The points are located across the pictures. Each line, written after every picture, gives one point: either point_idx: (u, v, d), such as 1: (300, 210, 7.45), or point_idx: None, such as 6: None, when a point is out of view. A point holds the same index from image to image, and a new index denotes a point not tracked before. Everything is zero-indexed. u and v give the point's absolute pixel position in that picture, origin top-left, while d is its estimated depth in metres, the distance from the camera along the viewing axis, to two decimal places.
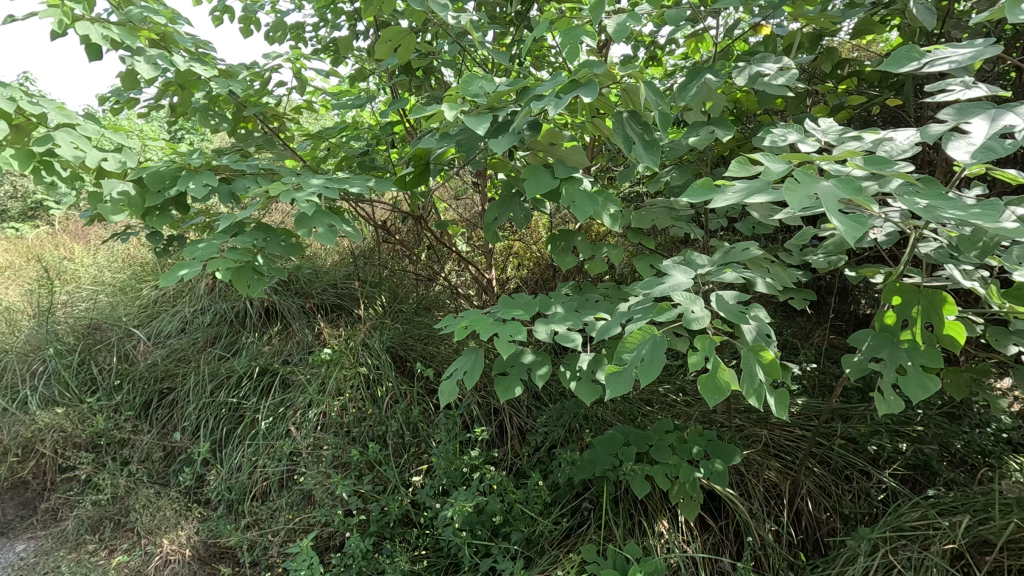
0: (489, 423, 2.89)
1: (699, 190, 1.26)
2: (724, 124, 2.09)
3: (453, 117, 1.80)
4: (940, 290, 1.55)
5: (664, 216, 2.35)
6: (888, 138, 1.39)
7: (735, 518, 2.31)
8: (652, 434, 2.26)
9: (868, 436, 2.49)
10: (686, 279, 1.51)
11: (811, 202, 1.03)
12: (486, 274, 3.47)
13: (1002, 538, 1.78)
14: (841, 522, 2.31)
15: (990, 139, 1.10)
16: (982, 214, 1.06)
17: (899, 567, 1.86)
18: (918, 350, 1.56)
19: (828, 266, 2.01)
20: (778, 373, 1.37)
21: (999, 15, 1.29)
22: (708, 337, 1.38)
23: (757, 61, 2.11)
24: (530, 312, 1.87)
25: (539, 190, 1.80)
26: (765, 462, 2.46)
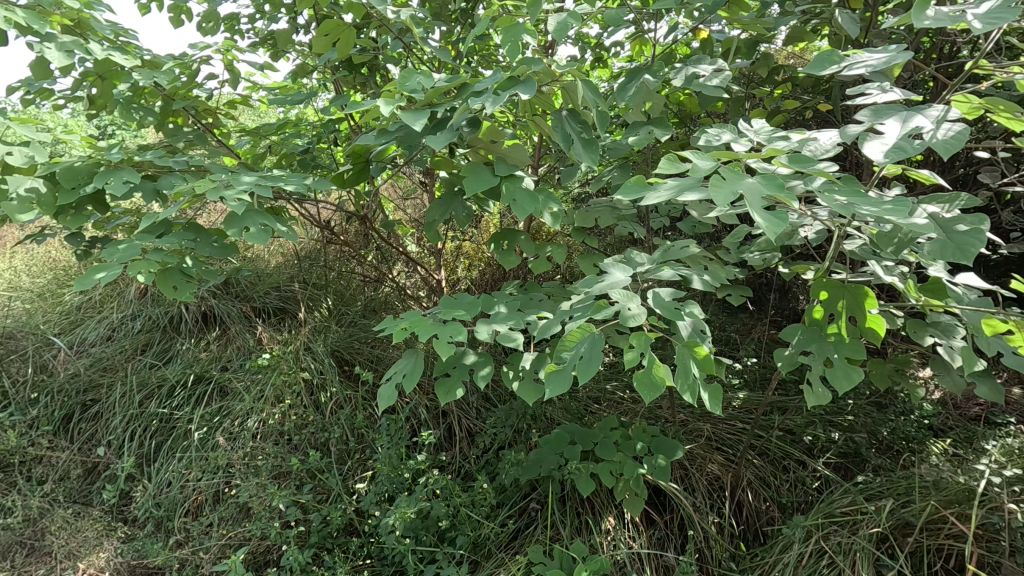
0: (437, 426, 2.85)
1: (632, 187, 1.26)
2: (663, 124, 2.12)
3: (389, 113, 1.76)
4: (862, 285, 1.62)
5: (607, 214, 2.37)
6: (813, 138, 1.43)
7: (679, 512, 2.35)
8: (597, 431, 2.27)
9: (803, 427, 2.59)
10: (625, 278, 1.54)
11: (735, 199, 1.04)
12: (435, 274, 3.43)
13: (921, 519, 1.86)
14: (779, 511, 2.38)
15: (901, 139, 1.14)
16: (894, 210, 1.10)
17: (829, 552, 1.91)
18: (843, 343, 1.63)
19: (763, 262, 2.08)
20: (712, 368, 1.38)
21: (909, 22, 1.35)
22: (644, 334, 1.38)
23: (693, 62, 2.15)
24: (472, 313, 1.84)
25: (479, 188, 1.77)
26: (708, 455, 2.52)
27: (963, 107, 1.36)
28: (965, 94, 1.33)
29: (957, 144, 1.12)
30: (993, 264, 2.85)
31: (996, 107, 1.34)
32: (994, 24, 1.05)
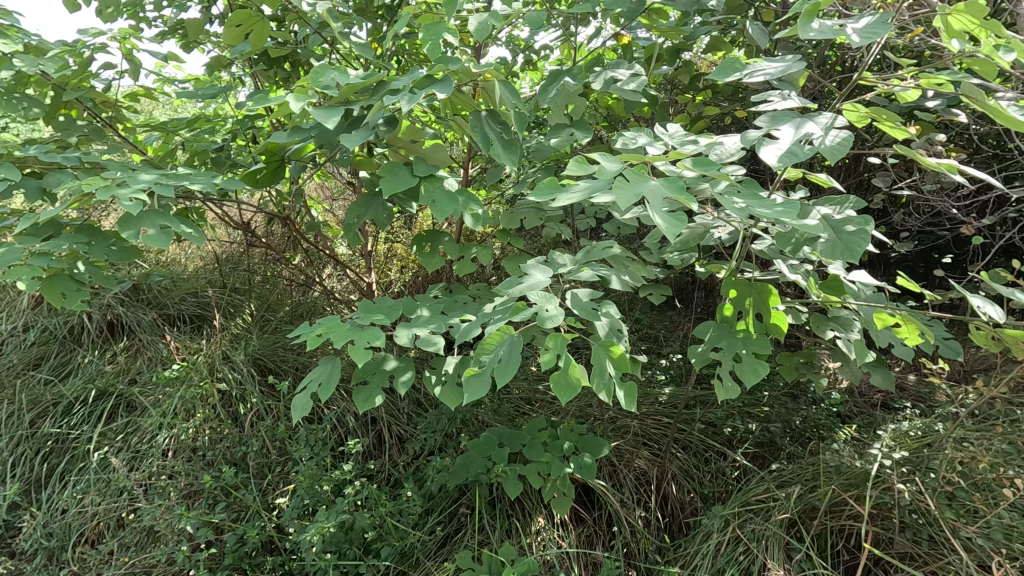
0: (366, 434, 2.76)
1: (545, 189, 1.26)
2: (585, 127, 2.15)
3: (300, 110, 1.68)
4: (767, 283, 1.71)
5: (533, 215, 2.37)
6: (720, 142, 1.47)
7: (607, 508, 2.39)
8: (525, 433, 2.27)
9: (723, 420, 2.70)
10: (544, 279, 1.54)
11: (638, 201, 1.06)
12: (365, 277, 3.32)
13: (825, 502, 1.98)
14: (702, 501, 2.46)
15: (794, 144, 1.20)
16: (786, 212, 1.16)
17: (744, 539, 1.99)
18: (751, 339, 1.71)
19: (682, 262, 2.14)
20: (626, 367, 1.40)
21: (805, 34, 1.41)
22: (561, 335, 1.38)
23: (612, 67, 2.19)
24: (392, 317, 1.79)
25: (396, 189, 1.72)
26: (635, 451, 2.58)
27: (852, 116, 1.46)
28: (854, 103, 1.42)
29: (842, 150, 1.20)
30: (891, 261, 3.08)
31: (880, 117, 1.45)
32: (871, 38, 1.12)
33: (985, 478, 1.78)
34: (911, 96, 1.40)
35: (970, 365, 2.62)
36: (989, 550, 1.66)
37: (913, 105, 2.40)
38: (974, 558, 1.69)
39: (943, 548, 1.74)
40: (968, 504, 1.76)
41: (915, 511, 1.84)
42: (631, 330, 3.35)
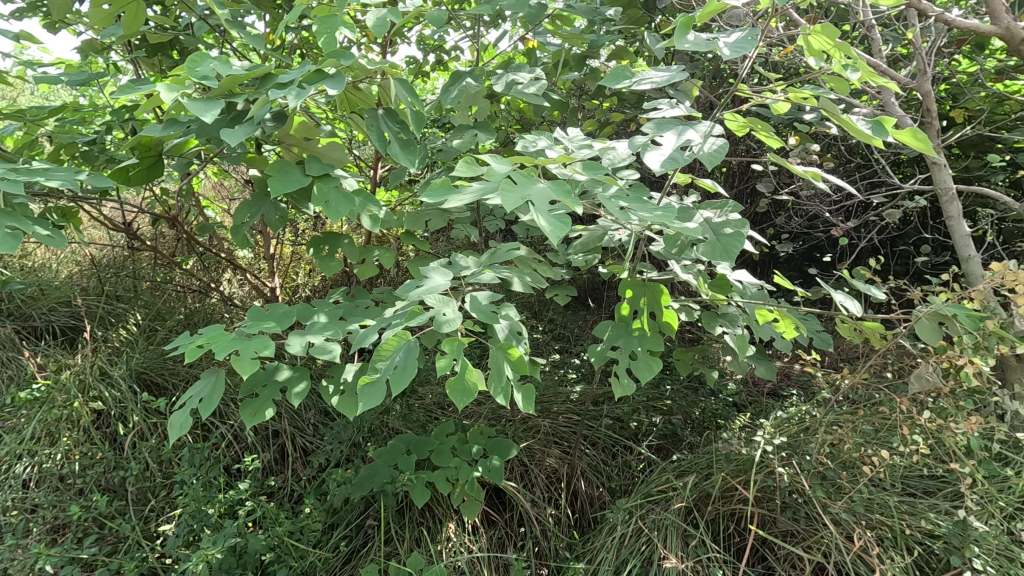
0: (267, 448, 2.59)
1: (437, 190, 1.25)
2: (487, 128, 2.15)
3: (174, 101, 1.54)
4: (659, 283, 1.79)
5: (438, 216, 2.32)
6: (611, 148, 1.47)
7: (518, 509, 2.40)
8: (433, 439, 2.23)
9: (629, 415, 2.79)
10: (443, 281, 1.51)
11: (524, 203, 1.07)
12: (266, 282, 3.13)
13: (718, 489, 2.10)
14: (609, 495, 2.52)
15: (675, 150, 1.26)
16: (665, 215, 1.23)
17: (645, 530, 2.06)
18: (645, 337, 1.78)
19: (586, 263, 2.19)
20: (524, 369, 1.41)
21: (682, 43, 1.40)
22: (457, 339, 1.37)
23: (515, 70, 2.21)
24: (284, 325, 1.69)
25: (285, 189, 1.62)
26: (545, 450, 2.61)
27: (732, 124, 1.54)
28: (732, 114, 1.51)
29: (718, 157, 1.27)
30: (778, 260, 3.32)
31: (756, 127, 1.54)
32: (739, 52, 1.20)
33: (849, 458, 1.97)
34: (782, 108, 1.50)
35: (843, 354, 2.87)
36: (853, 523, 1.82)
37: (791, 118, 2.61)
38: (842, 530, 1.85)
39: (816, 524, 1.90)
40: (835, 482, 1.95)
41: (794, 491, 1.99)
42: (545, 330, 3.38)
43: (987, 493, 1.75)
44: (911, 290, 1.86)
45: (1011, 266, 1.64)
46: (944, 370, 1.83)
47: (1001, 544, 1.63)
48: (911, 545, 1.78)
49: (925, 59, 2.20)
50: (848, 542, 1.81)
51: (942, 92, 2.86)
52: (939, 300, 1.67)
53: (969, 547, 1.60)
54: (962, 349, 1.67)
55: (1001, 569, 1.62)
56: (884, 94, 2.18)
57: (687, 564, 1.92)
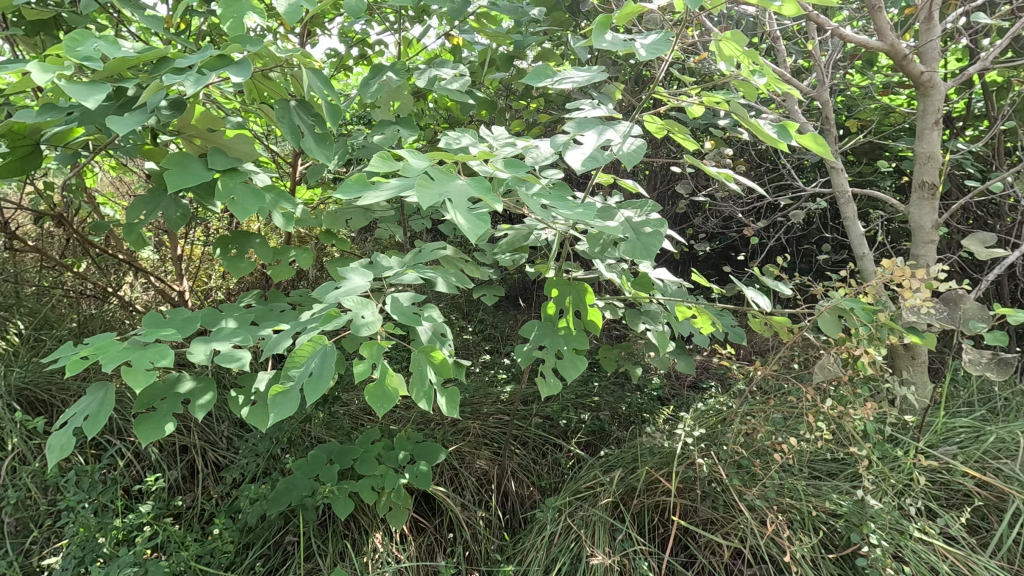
0: (173, 466, 2.40)
1: (351, 187, 1.19)
2: (410, 124, 2.09)
3: (50, 84, 1.37)
4: (584, 282, 1.81)
5: (361, 215, 2.23)
6: (534, 146, 1.46)
7: (447, 513, 2.35)
8: (356, 447, 2.14)
9: (558, 413, 2.81)
10: (362, 283, 1.44)
11: (443, 200, 1.04)
12: (172, 286, 2.89)
13: (642, 482, 2.15)
14: (540, 493, 2.50)
15: (595, 149, 1.27)
16: (585, 213, 1.24)
17: (574, 527, 2.08)
18: (571, 335, 1.80)
19: (512, 263, 2.17)
20: (448, 372, 1.38)
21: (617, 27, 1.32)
22: (377, 343, 1.32)
23: (437, 65, 2.17)
24: (186, 332, 1.55)
25: (184, 183, 1.48)
26: (475, 452, 2.58)
27: (651, 126, 1.58)
28: (650, 116, 1.54)
29: (636, 157, 1.29)
30: (697, 258, 3.46)
31: (673, 129, 1.58)
32: (654, 54, 1.22)
33: (761, 446, 2.08)
34: (697, 111, 1.54)
35: (756, 347, 3.04)
36: (766, 508, 1.92)
37: (706, 123, 2.73)
38: (756, 515, 1.95)
39: (733, 511, 1.99)
40: (750, 469, 2.05)
41: (713, 481, 2.07)
42: (474, 331, 3.35)
43: (881, 473, 1.89)
44: (815, 286, 1.98)
45: (899, 263, 1.78)
46: (844, 360, 1.96)
47: (894, 519, 1.77)
48: (818, 525, 1.89)
49: (823, 71, 2.37)
50: (761, 527, 1.90)
51: (839, 103, 3.10)
52: (838, 294, 1.79)
53: (867, 523, 1.72)
54: (858, 340, 1.81)
55: (893, 542, 1.75)
56: (788, 102, 2.32)
57: (613, 559, 1.95)
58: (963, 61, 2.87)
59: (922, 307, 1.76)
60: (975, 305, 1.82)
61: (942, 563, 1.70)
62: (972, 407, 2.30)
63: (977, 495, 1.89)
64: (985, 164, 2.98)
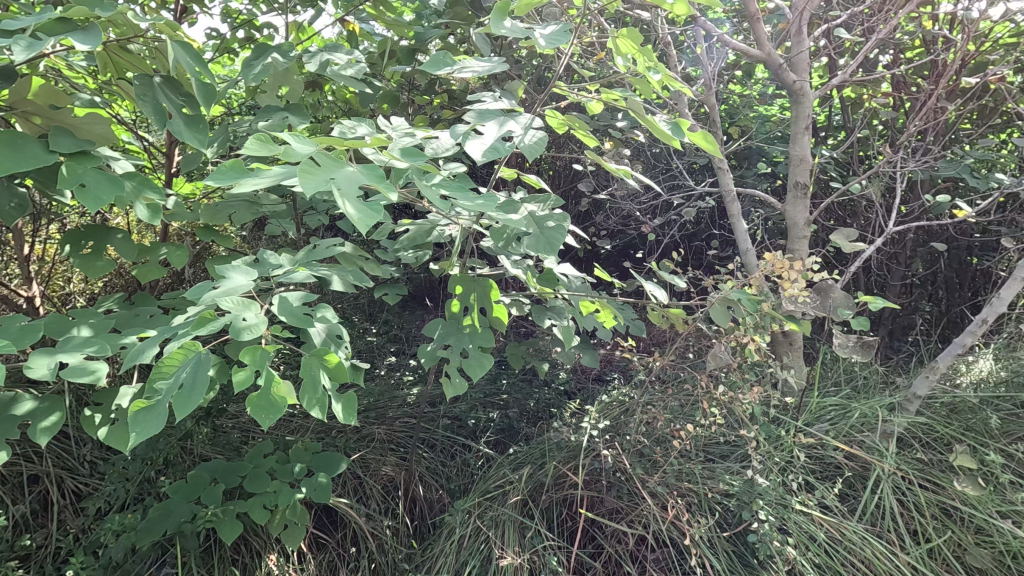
0: (20, 500, 2.06)
1: (225, 173, 1.08)
2: (299, 111, 1.94)
3: None
4: (488, 278, 1.78)
5: (246, 209, 2.03)
6: (435, 137, 1.40)
7: (351, 526, 2.22)
8: (245, 462, 1.96)
9: (467, 413, 2.76)
10: (245, 281, 1.30)
11: (329, 187, 0.95)
12: (17, 290, 2.49)
13: (551, 478, 2.16)
14: (449, 496, 2.43)
15: (496, 140, 1.23)
16: (486, 204, 1.20)
17: (484, 528, 2.04)
18: (476, 333, 1.77)
19: (415, 260, 2.09)
20: (343, 376, 1.28)
21: (520, 13, 1.29)
22: (262, 348, 1.20)
23: (330, 50, 2.03)
24: (24, 343, 1.33)
25: (16, 167, 1.25)
26: (381, 458, 2.47)
27: (552, 121, 1.57)
28: (552, 111, 1.53)
29: (538, 149, 1.27)
30: (599, 255, 3.56)
31: (574, 125, 1.58)
32: (554, 44, 1.21)
33: (661, 433, 2.15)
34: (596, 107, 1.55)
35: (655, 339, 3.17)
36: (667, 493, 2.00)
37: (606, 123, 2.81)
38: (658, 501, 2.02)
39: (637, 499, 2.05)
40: (651, 457, 2.12)
41: (617, 471, 2.12)
42: (378, 332, 3.21)
43: (767, 451, 2.03)
44: (707, 280, 2.08)
45: (779, 256, 1.92)
46: (733, 348, 2.09)
47: (779, 495, 1.91)
48: (713, 506, 1.99)
49: (710, 77, 2.52)
50: (662, 512, 1.97)
51: (723, 111, 3.33)
52: (728, 286, 1.90)
53: (755, 501, 1.84)
54: (746, 329, 1.93)
55: (779, 516, 1.89)
56: (680, 105, 2.44)
57: (523, 558, 1.93)
58: (824, 76, 3.19)
59: (799, 297, 1.91)
60: (842, 294, 2.01)
61: (819, 531, 1.85)
62: (839, 386, 2.56)
63: (846, 467, 2.09)
64: (846, 169, 3.32)
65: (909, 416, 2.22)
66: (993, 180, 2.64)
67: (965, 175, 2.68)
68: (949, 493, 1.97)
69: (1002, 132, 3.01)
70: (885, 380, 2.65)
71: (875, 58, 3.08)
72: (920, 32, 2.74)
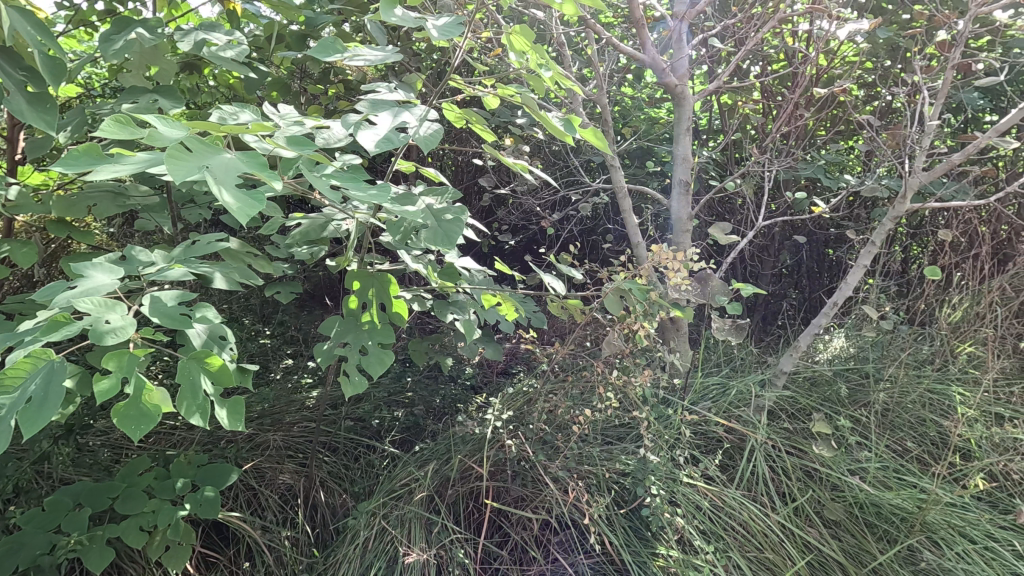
0: None
1: (80, 159, 0.97)
2: (171, 95, 1.76)
3: None
4: (387, 273, 1.74)
5: (110, 200, 1.81)
6: (326, 126, 1.34)
7: (244, 540, 2.10)
8: (117, 482, 1.77)
9: (370, 413, 2.68)
10: (107, 280, 1.17)
11: (202, 176, 0.88)
12: None
13: (456, 472, 2.16)
14: (352, 499, 2.33)
15: (390, 131, 1.20)
16: (378, 195, 1.17)
17: (388, 528, 2.01)
18: (375, 330, 1.72)
19: (311, 257, 1.99)
20: (228, 380, 1.20)
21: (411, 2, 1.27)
22: (129, 353, 1.09)
23: (206, 29, 1.87)
24: None
25: None
26: (277, 466, 2.34)
27: (449, 114, 1.56)
28: (449, 104, 1.52)
29: (433, 141, 1.26)
30: (502, 250, 3.61)
31: (471, 120, 1.57)
32: (446, 36, 1.21)
33: (562, 420, 2.23)
34: (492, 102, 1.56)
35: (557, 331, 3.28)
36: (568, 478, 2.08)
37: (505, 120, 2.84)
38: (560, 486, 2.09)
39: (539, 485, 2.12)
40: (553, 444, 2.19)
41: (521, 459, 2.17)
42: (272, 334, 3.03)
43: (657, 430, 2.18)
44: (602, 271, 2.18)
45: (664, 248, 2.06)
46: (626, 335, 2.20)
47: (668, 470, 2.05)
48: (611, 485, 2.10)
49: (601, 78, 2.63)
50: (564, 495, 2.05)
51: (616, 112, 3.50)
52: (619, 277, 2.00)
53: (648, 478, 1.96)
54: (635, 316, 2.04)
55: (668, 489, 2.04)
56: (574, 104, 2.53)
57: (429, 554, 1.93)
58: (704, 83, 3.46)
59: (681, 286, 2.06)
60: (719, 283, 2.19)
61: (703, 500, 2.02)
62: (720, 367, 2.79)
63: (725, 439, 2.29)
64: (724, 169, 3.62)
65: (777, 390, 2.48)
66: (842, 181, 3.00)
67: (820, 175, 3.02)
68: (810, 457, 2.23)
69: (849, 138, 3.42)
70: (758, 359, 2.94)
71: (747, 67, 3.38)
72: (782, 46, 3.04)
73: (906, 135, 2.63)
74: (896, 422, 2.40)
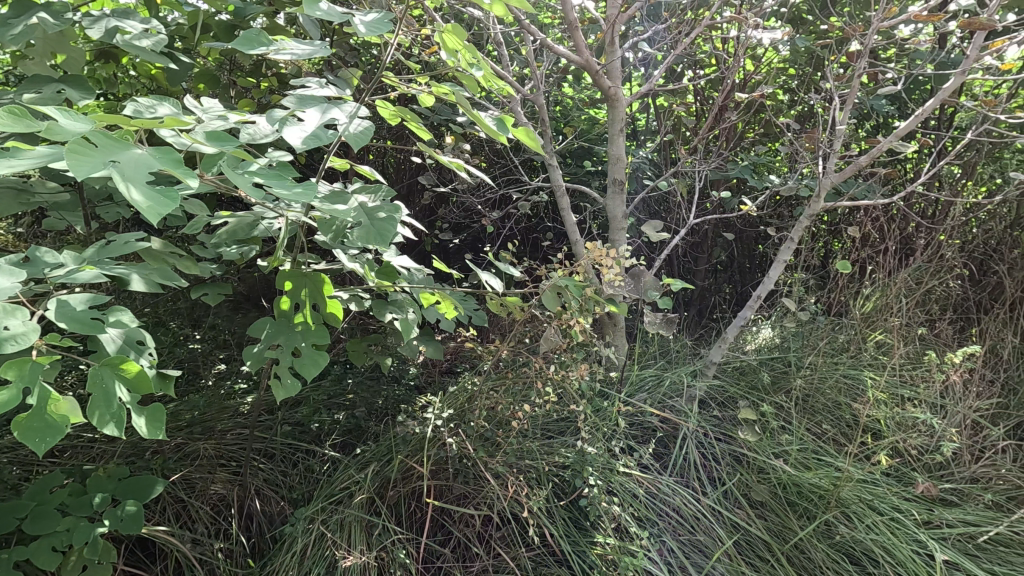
0: None
1: None
2: (81, 85, 1.66)
3: None
4: (320, 273, 1.70)
5: (11, 196, 1.67)
6: (251, 121, 1.29)
7: (173, 555, 2.01)
8: (25, 500, 1.64)
9: (308, 416, 2.61)
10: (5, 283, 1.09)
11: (108, 172, 0.84)
12: None
13: (397, 472, 2.15)
14: (291, 506, 2.26)
15: (318, 128, 1.18)
16: (304, 193, 1.14)
17: (327, 533, 1.97)
18: (309, 331, 1.68)
19: (240, 257, 1.91)
20: (146, 387, 1.15)
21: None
22: (31, 361, 1.03)
23: (120, 15, 1.76)
24: None
25: None
26: (208, 476, 2.24)
27: (383, 111, 1.54)
28: (382, 100, 1.50)
29: (364, 138, 1.24)
30: (444, 248, 3.59)
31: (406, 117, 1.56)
32: (374, 32, 1.20)
33: (502, 417, 2.25)
34: (426, 100, 1.55)
35: (499, 328, 3.30)
36: (509, 473, 2.11)
37: (445, 117, 2.83)
38: (502, 481, 2.12)
39: (481, 482, 2.13)
40: (493, 440, 2.21)
41: (463, 457, 2.17)
42: (202, 338, 2.89)
43: (594, 423, 2.25)
44: (540, 269, 2.21)
45: (599, 245, 2.11)
46: (564, 331, 2.25)
47: (606, 460, 2.12)
48: (551, 478, 2.15)
49: (539, 78, 2.66)
50: (505, 490, 2.08)
51: (556, 111, 3.55)
52: (556, 274, 2.04)
53: (586, 469, 2.02)
54: (572, 312, 2.07)
55: (606, 479, 2.10)
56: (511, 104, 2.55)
57: (369, 556, 1.91)
58: (640, 85, 3.57)
59: (614, 282, 2.12)
60: (651, 278, 2.28)
61: (639, 488, 2.09)
62: (656, 359, 2.90)
63: (660, 429, 2.39)
64: (659, 169, 3.75)
65: (708, 380, 2.60)
66: (767, 181, 3.17)
67: (747, 176, 3.18)
68: (738, 442, 2.35)
69: (772, 141, 3.62)
70: (692, 351, 3.06)
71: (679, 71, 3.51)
72: (710, 52, 3.17)
73: (821, 138, 2.82)
74: (815, 406, 2.58)
